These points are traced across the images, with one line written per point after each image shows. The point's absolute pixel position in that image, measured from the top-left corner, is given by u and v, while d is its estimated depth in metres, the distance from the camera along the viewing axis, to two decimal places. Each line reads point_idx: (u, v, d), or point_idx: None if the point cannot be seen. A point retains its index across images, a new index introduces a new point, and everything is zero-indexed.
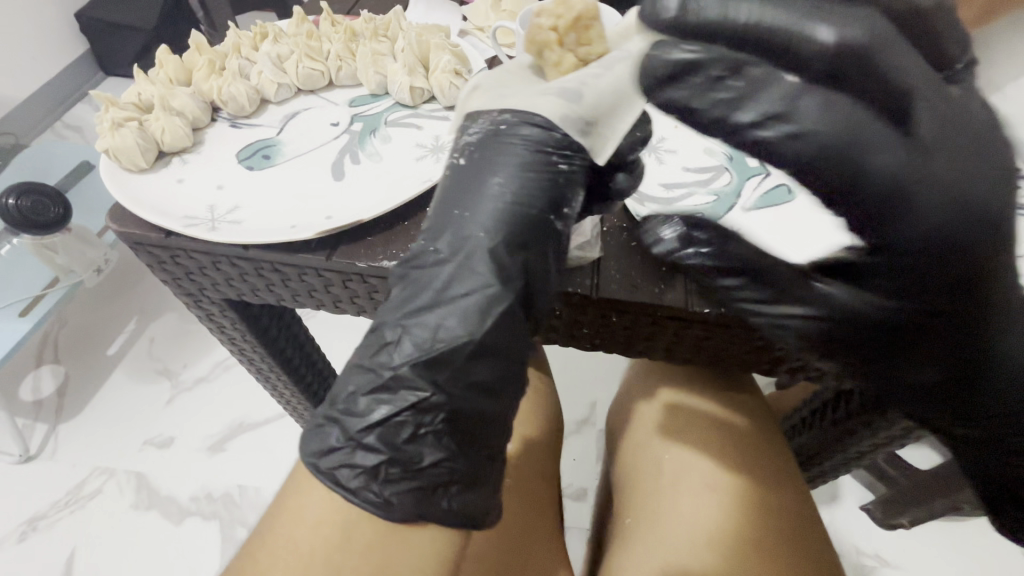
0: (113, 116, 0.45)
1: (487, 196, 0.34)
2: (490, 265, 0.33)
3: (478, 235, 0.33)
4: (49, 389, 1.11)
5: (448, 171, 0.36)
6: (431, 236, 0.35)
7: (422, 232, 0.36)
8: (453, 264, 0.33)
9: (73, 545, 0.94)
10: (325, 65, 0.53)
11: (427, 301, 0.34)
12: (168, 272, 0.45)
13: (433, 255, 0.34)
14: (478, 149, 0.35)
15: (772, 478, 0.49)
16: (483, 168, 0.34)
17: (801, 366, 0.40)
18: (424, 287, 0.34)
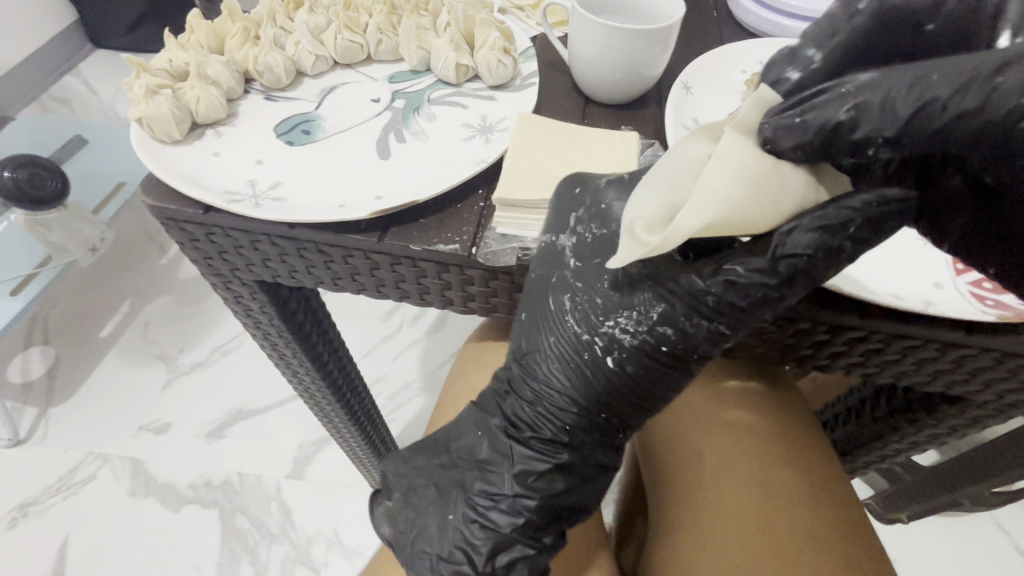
0: (146, 83, 0.42)
1: (597, 390, 0.36)
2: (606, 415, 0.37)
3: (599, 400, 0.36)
4: (39, 371, 1.07)
5: (567, 332, 0.36)
6: (553, 391, 0.37)
7: (540, 376, 0.37)
8: (570, 424, 0.37)
9: (66, 531, 0.91)
10: (364, 38, 0.50)
11: (547, 438, 0.38)
12: (201, 250, 0.43)
13: (552, 407, 0.37)
14: (595, 320, 0.35)
15: (811, 474, 0.49)
16: (609, 341, 0.34)
17: (862, 361, 0.39)
18: (543, 425, 0.38)
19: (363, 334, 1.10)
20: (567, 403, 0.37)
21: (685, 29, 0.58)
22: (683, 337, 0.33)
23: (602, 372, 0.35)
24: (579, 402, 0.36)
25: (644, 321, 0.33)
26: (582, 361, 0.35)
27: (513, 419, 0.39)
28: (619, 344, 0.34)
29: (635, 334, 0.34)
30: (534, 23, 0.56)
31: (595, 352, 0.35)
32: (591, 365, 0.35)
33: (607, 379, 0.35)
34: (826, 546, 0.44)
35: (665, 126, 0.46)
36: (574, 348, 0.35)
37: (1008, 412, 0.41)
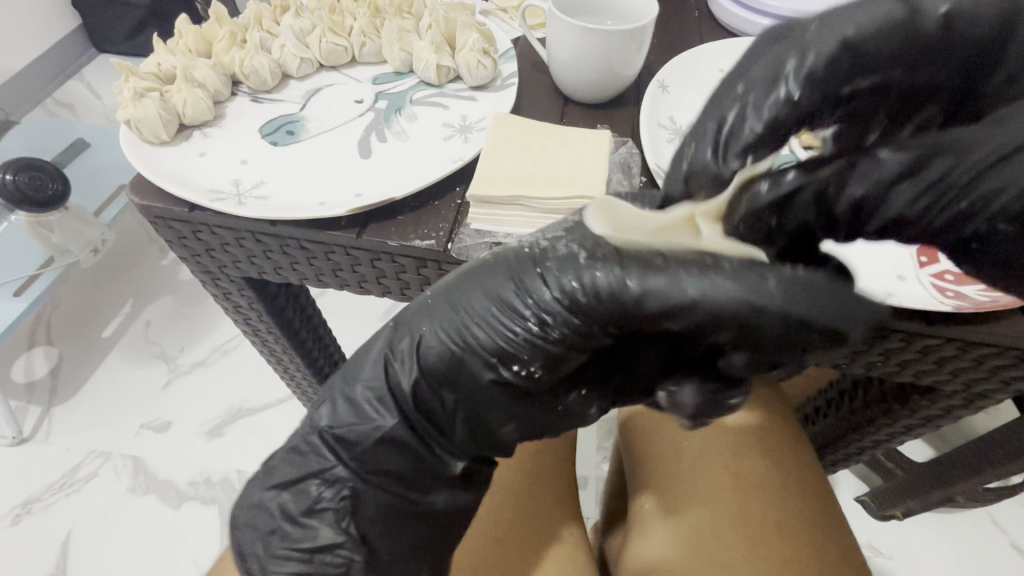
0: (134, 86, 0.44)
1: (489, 326, 0.33)
2: (477, 364, 0.33)
3: (475, 341, 0.33)
4: (43, 371, 1.09)
5: (479, 267, 0.34)
6: (433, 326, 0.34)
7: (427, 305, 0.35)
8: (436, 370, 0.34)
9: (69, 527, 0.93)
10: (348, 40, 0.51)
11: (410, 375, 0.35)
12: (188, 248, 0.44)
13: (424, 342, 0.34)
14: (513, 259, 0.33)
15: (787, 466, 0.50)
16: (513, 276, 0.33)
17: None
18: (410, 364, 0.35)
19: (359, 333, 1.11)
20: (449, 329, 0.34)
21: (666, 29, 0.59)
22: (631, 292, 0.29)
23: (503, 303, 0.32)
24: (456, 344, 0.34)
25: (579, 263, 0.31)
26: (493, 286, 0.33)
27: (389, 355, 0.36)
28: (521, 282, 0.32)
29: (559, 272, 0.31)
30: (516, 25, 0.57)
31: (509, 280, 0.33)
32: (500, 288, 0.33)
33: (498, 321, 0.33)
34: (792, 535, 0.46)
35: (640, 123, 0.47)
36: (486, 268, 0.34)
37: (977, 402, 0.42)
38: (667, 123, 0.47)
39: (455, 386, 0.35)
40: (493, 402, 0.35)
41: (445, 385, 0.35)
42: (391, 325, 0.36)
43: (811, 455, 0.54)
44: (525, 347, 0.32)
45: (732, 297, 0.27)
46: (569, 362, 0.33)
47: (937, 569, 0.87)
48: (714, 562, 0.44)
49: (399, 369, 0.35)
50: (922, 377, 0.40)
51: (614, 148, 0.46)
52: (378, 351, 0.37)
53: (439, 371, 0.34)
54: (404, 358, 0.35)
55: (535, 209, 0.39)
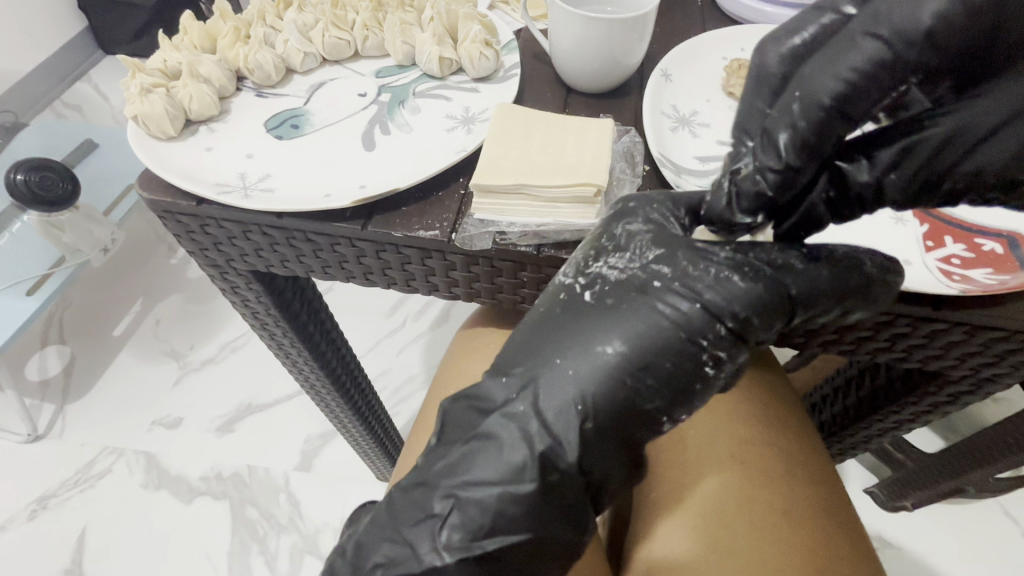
0: (141, 82, 0.44)
1: (651, 375, 0.29)
2: (626, 403, 0.29)
3: (624, 373, 0.29)
4: (56, 369, 1.11)
5: (579, 296, 0.31)
6: (567, 370, 0.30)
7: (552, 355, 0.30)
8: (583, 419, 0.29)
9: (84, 522, 0.94)
10: (351, 35, 0.52)
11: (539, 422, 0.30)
12: (196, 241, 0.45)
13: (565, 391, 0.30)
14: (616, 291, 0.30)
15: (794, 453, 0.51)
16: (631, 303, 0.30)
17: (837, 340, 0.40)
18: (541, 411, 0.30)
19: (367, 329, 1.12)
20: (599, 380, 0.29)
21: (669, 18, 0.59)
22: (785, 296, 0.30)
23: (661, 344, 0.29)
24: (595, 379, 0.29)
25: (726, 274, 0.30)
26: (647, 327, 0.29)
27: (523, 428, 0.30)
28: (657, 310, 0.30)
29: (701, 294, 0.29)
30: (518, 17, 0.57)
31: (656, 312, 0.30)
32: (649, 330, 0.29)
33: (635, 350, 0.29)
34: (800, 522, 0.46)
35: (643, 112, 0.47)
36: (618, 322, 0.30)
37: (983, 388, 0.42)
38: (670, 111, 0.47)
39: (608, 453, 0.30)
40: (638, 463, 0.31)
41: (609, 434, 0.30)
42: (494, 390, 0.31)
43: (821, 447, 0.54)
44: (695, 394, 0.30)
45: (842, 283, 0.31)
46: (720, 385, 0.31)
47: (946, 558, 0.87)
48: (726, 552, 0.45)
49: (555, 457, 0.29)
50: (929, 361, 0.40)
51: (617, 137, 0.46)
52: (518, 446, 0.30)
53: (596, 437, 0.30)
54: (545, 421, 0.30)
55: (539, 198, 0.39)
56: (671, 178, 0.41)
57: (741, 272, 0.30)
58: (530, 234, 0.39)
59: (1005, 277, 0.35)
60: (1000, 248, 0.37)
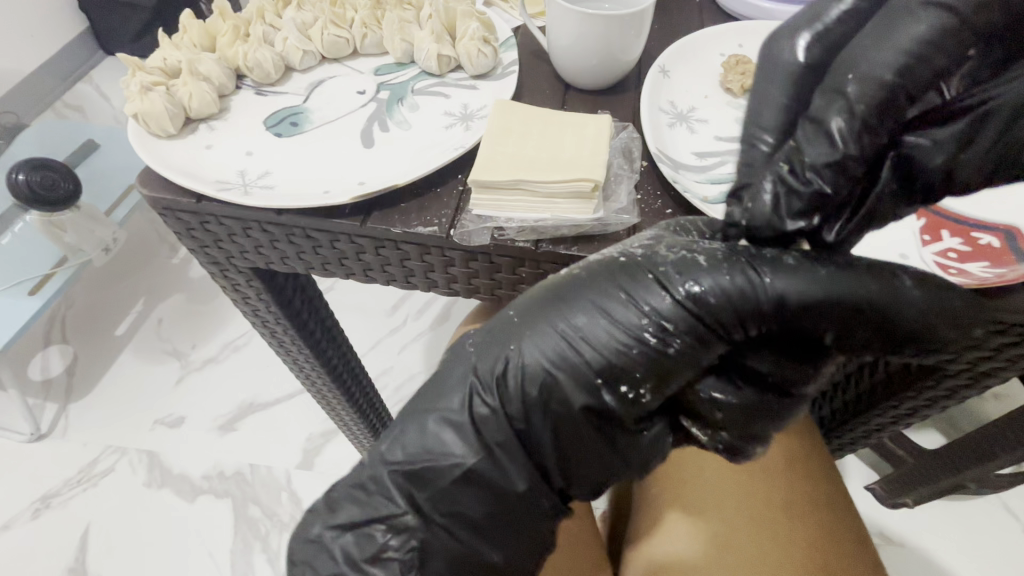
0: (141, 80, 0.45)
1: (595, 341, 0.32)
2: (580, 382, 0.32)
3: (584, 348, 0.32)
4: (58, 368, 1.11)
5: (567, 276, 0.34)
6: (532, 340, 0.33)
7: (523, 324, 0.33)
8: (532, 387, 0.32)
9: (87, 521, 0.95)
10: (350, 33, 0.52)
11: (503, 385, 0.33)
12: (197, 239, 0.45)
13: (527, 359, 0.32)
14: (599, 272, 0.33)
15: (794, 448, 0.51)
16: (608, 287, 0.32)
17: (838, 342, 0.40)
18: (505, 375, 0.33)
19: (368, 328, 1.12)
20: (552, 350, 0.32)
21: (667, 15, 0.59)
22: (763, 291, 0.29)
23: (612, 316, 0.32)
24: (555, 352, 0.32)
25: (700, 264, 0.31)
26: (604, 299, 0.32)
27: (484, 382, 0.33)
28: (630, 292, 0.32)
29: (661, 269, 0.32)
30: (516, 15, 0.57)
31: (616, 289, 0.32)
32: (607, 304, 0.32)
33: (596, 328, 0.32)
34: (799, 517, 0.46)
35: (641, 107, 0.47)
36: (578, 292, 0.33)
37: (982, 381, 0.42)
38: (668, 108, 0.48)
39: (543, 410, 0.33)
40: (577, 434, 0.33)
41: (552, 408, 0.32)
42: (469, 349, 0.35)
43: (821, 443, 0.54)
44: (638, 368, 0.31)
45: (832, 285, 0.29)
46: (676, 378, 0.31)
47: (948, 555, 0.87)
48: (723, 545, 0.45)
49: (483, 391, 0.33)
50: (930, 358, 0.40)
51: (615, 133, 0.46)
52: (459, 381, 0.34)
53: (537, 391, 0.32)
54: (504, 381, 0.33)
55: (535, 194, 0.39)
56: (668, 172, 0.41)
57: (711, 256, 0.31)
58: (528, 230, 0.39)
59: (1001, 270, 0.35)
60: (996, 242, 0.37)
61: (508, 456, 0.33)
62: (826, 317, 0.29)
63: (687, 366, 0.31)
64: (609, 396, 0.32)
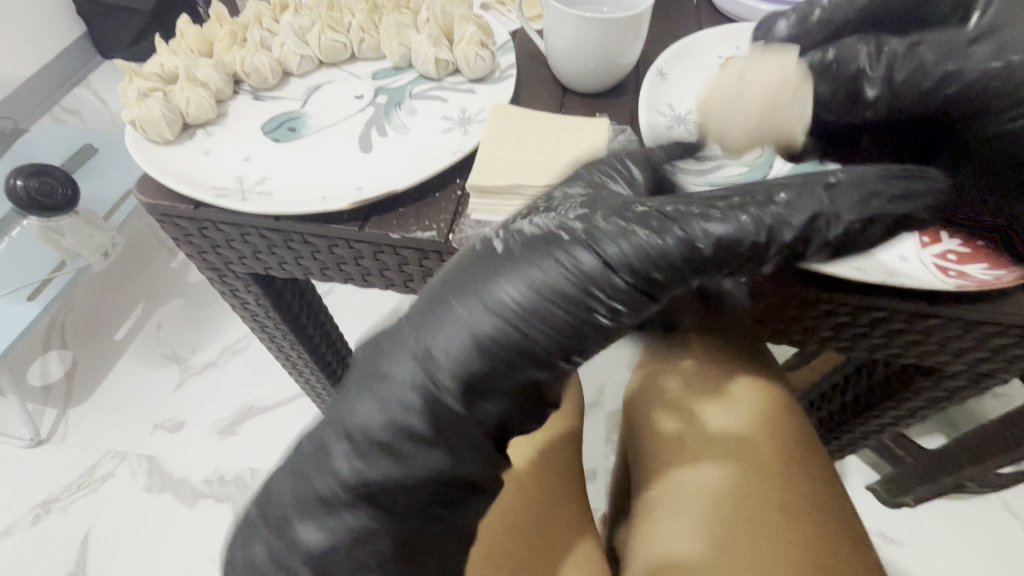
0: (138, 87, 0.45)
1: (534, 313, 0.31)
2: (526, 353, 0.32)
3: (521, 320, 0.31)
4: (58, 373, 1.11)
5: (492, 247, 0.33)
6: (470, 321, 0.31)
7: (458, 305, 0.32)
8: (478, 370, 0.31)
9: (87, 526, 0.95)
10: (347, 37, 0.52)
11: (445, 372, 0.31)
12: (195, 245, 0.45)
13: (466, 340, 0.31)
14: (525, 243, 0.32)
15: (794, 450, 0.51)
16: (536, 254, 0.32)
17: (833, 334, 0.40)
18: (446, 361, 0.31)
19: (368, 331, 1.12)
20: (492, 328, 0.31)
21: (666, 17, 0.59)
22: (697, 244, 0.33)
23: (546, 285, 0.31)
24: (494, 329, 0.31)
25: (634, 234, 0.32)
26: (534, 269, 0.32)
27: (425, 371, 0.31)
28: (565, 260, 0.32)
29: (597, 242, 0.32)
30: (514, 18, 0.57)
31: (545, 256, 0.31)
32: (541, 275, 0.31)
33: (535, 299, 0.31)
34: (800, 519, 0.46)
35: (639, 110, 0.47)
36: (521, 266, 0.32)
37: (981, 382, 0.42)
38: (666, 111, 0.48)
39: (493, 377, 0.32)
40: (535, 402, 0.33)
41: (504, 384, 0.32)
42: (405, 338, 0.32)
43: (820, 445, 0.54)
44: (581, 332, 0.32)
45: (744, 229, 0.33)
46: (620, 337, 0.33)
47: (949, 554, 0.86)
48: (720, 546, 0.45)
49: (425, 379, 0.31)
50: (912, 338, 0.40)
51: (612, 136, 0.46)
52: (399, 372, 0.32)
53: (493, 362, 0.31)
54: (444, 369, 0.31)
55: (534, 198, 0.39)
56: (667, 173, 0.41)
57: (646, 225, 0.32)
58: None
59: (1000, 272, 0.35)
60: None
61: (464, 446, 0.33)
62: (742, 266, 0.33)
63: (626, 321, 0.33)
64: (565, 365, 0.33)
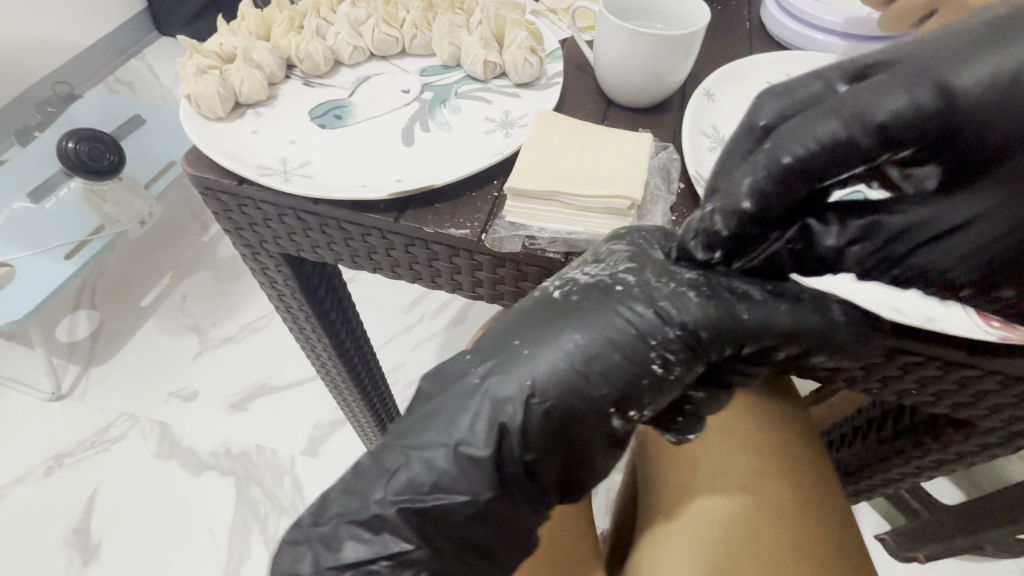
0: (197, 63, 0.46)
1: (552, 374, 0.33)
2: (548, 421, 0.33)
3: (540, 379, 0.33)
4: (84, 332, 1.14)
5: (540, 297, 0.35)
6: (499, 373, 0.34)
7: (490, 361, 0.34)
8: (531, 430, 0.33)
9: (95, 484, 0.97)
10: (400, 32, 0.53)
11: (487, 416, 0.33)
12: (233, 220, 0.46)
13: (498, 398, 0.33)
14: (583, 292, 0.35)
15: (809, 489, 0.50)
16: (570, 316, 0.34)
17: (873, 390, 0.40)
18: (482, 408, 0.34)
19: (383, 322, 1.13)
20: (557, 369, 0.33)
21: (715, 39, 0.59)
22: (727, 309, 0.33)
23: (578, 350, 0.33)
24: (538, 400, 0.33)
25: (674, 273, 0.34)
26: (564, 324, 0.34)
27: (491, 413, 0.33)
28: (604, 319, 0.33)
29: (657, 299, 0.33)
30: (565, 27, 0.58)
31: (594, 313, 0.34)
32: (593, 324, 0.33)
33: (569, 384, 0.33)
34: (807, 559, 0.45)
35: (682, 129, 0.47)
36: (579, 288, 0.35)
37: (1015, 442, 0.40)
38: (709, 131, 0.47)
39: (505, 369, 0.34)
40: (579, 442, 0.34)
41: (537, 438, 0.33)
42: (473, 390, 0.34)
43: (837, 487, 0.52)
44: (636, 357, 0.33)
45: (781, 313, 0.34)
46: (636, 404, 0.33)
47: None
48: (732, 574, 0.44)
49: (485, 432, 0.33)
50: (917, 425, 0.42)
51: (654, 152, 0.45)
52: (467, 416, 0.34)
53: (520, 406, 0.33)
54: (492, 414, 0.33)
55: (571, 206, 0.39)
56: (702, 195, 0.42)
57: (698, 288, 0.34)
58: (559, 241, 0.39)
59: None
60: None
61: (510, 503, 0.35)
62: (749, 336, 0.34)
63: (636, 396, 0.33)
64: (617, 420, 0.34)
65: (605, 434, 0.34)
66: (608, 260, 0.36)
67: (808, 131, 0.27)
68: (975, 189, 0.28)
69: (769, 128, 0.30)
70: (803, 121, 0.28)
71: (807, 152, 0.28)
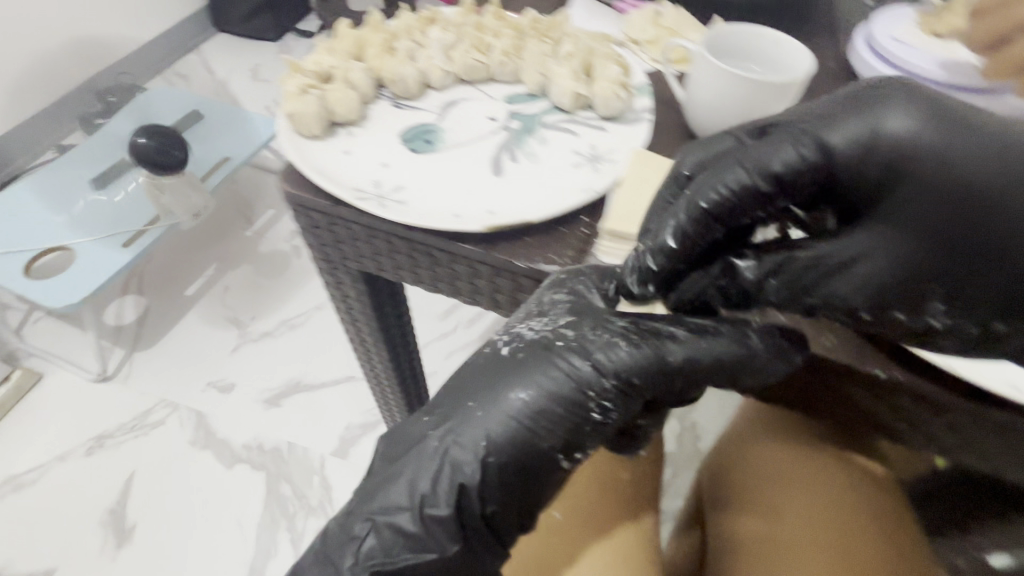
0: (298, 81, 0.47)
1: (496, 430, 0.36)
2: (497, 475, 0.36)
3: (484, 438, 0.36)
4: (130, 317, 1.18)
5: (487, 354, 0.38)
6: (447, 433, 0.37)
7: (440, 422, 0.38)
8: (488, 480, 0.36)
9: (131, 467, 0.99)
10: (489, 58, 0.53)
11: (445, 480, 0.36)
12: (319, 236, 0.47)
13: (450, 458, 0.36)
14: (526, 350, 0.37)
15: (882, 551, 0.46)
16: (514, 374, 0.37)
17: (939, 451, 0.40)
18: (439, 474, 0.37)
19: (420, 330, 1.14)
20: (501, 425, 0.36)
21: None
22: (661, 359, 0.36)
23: (518, 408, 0.36)
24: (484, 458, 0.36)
25: (609, 326, 0.36)
26: (505, 380, 0.37)
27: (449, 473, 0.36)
28: (543, 373, 0.36)
29: (591, 353, 0.36)
30: (650, 60, 0.57)
31: (534, 371, 0.36)
32: (536, 381, 0.36)
33: (514, 437, 0.36)
34: None
35: None
36: (524, 345, 0.37)
37: None
38: None
39: (458, 430, 0.37)
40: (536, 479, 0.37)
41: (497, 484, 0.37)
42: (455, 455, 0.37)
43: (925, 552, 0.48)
44: (575, 406, 0.36)
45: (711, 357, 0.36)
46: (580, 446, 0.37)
47: None
48: None
49: (444, 490, 0.36)
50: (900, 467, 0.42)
51: None
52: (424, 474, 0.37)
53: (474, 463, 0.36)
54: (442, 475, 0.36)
55: None
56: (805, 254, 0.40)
57: (628, 339, 0.36)
58: None
59: None
60: None
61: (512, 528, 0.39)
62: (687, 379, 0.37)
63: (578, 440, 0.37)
64: (565, 461, 0.37)
65: (557, 474, 0.38)
66: (549, 315, 0.38)
67: (717, 179, 0.32)
68: (866, 226, 0.30)
69: (691, 177, 0.35)
70: (709, 173, 0.32)
71: (719, 197, 0.32)
